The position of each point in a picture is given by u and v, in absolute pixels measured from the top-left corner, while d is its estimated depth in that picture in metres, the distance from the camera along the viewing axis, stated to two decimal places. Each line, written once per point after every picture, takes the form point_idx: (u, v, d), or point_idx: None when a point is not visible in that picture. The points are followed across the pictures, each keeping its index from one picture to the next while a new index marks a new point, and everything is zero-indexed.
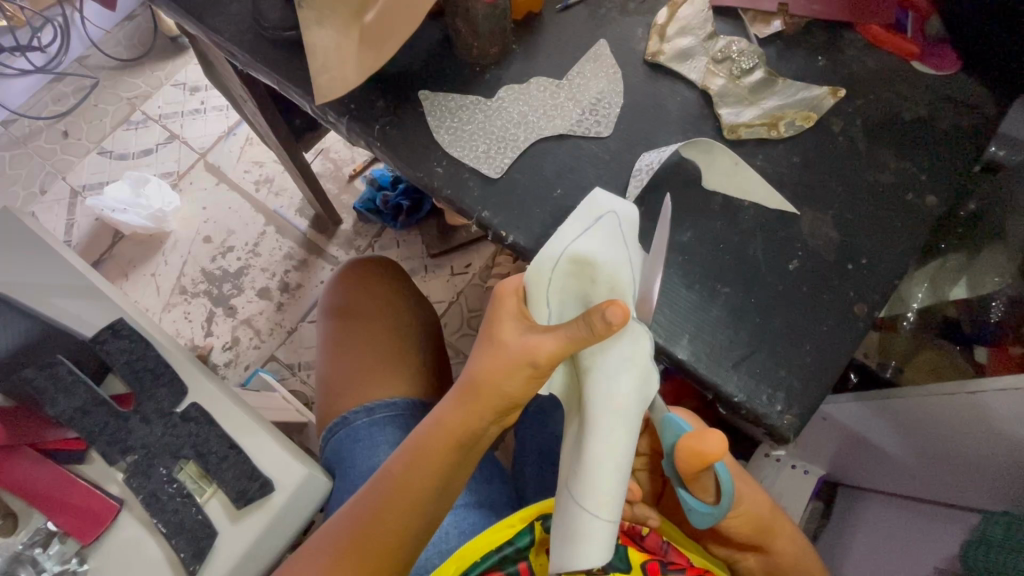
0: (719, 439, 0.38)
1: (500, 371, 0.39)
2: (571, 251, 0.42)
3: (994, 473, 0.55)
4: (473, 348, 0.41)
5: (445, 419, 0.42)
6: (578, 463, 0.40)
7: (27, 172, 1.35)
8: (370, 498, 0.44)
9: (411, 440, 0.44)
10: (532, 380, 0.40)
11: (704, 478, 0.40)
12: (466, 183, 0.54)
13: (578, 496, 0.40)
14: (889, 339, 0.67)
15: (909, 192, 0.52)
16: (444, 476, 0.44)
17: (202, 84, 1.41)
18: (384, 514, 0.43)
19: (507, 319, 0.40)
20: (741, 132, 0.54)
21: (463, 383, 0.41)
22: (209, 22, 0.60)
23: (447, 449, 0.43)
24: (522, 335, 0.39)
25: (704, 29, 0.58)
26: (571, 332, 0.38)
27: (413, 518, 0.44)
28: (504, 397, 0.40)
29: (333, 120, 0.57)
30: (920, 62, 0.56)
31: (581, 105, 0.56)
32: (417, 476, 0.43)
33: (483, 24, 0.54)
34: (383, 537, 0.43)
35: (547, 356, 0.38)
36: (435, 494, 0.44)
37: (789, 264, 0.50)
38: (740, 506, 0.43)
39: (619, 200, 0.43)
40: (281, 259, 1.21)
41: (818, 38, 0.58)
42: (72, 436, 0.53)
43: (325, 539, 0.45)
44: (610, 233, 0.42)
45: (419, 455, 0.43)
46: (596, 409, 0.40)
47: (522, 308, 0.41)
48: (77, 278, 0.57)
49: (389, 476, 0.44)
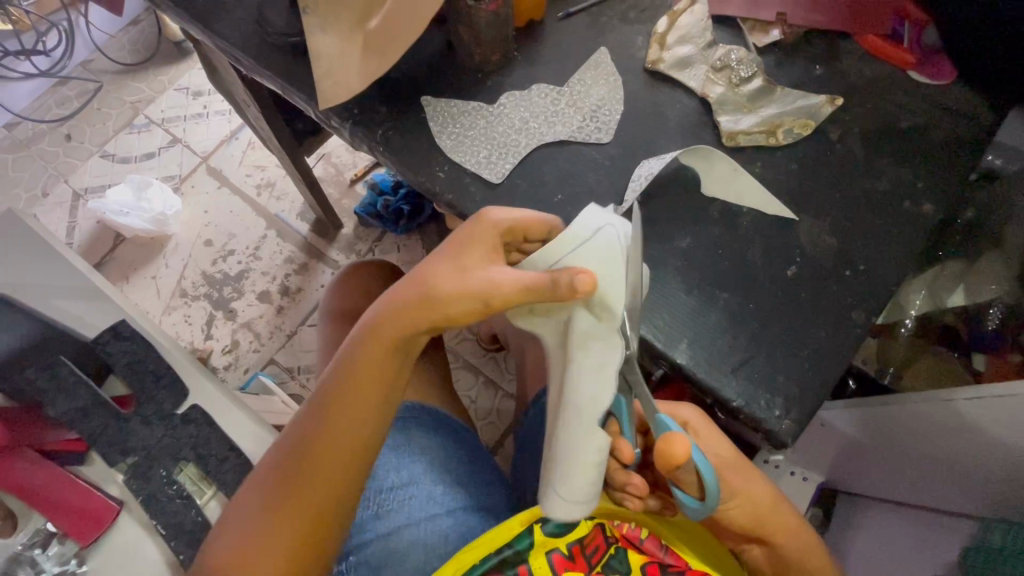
0: (685, 442, 0.37)
1: (452, 292, 0.41)
2: (567, 260, 0.43)
3: (992, 480, 0.55)
4: (430, 263, 0.44)
5: (383, 326, 0.44)
6: (566, 454, 0.41)
7: (30, 175, 1.36)
8: (314, 420, 0.47)
9: (348, 348, 0.46)
10: (476, 312, 0.41)
11: (684, 477, 0.40)
12: (468, 188, 0.54)
13: (564, 483, 0.41)
14: (888, 346, 0.67)
15: (906, 199, 0.52)
16: (377, 394, 0.46)
17: (205, 89, 1.42)
18: (322, 436, 0.45)
19: (475, 247, 0.42)
20: (740, 139, 0.54)
21: (411, 295, 0.43)
22: (214, 27, 0.61)
23: (382, 361, 0.45)
24: (483, 268, 0.41)
25: (703, 37, 0.59)
26: (532, 281, 0.39)
27: (350, 441, 0.46)
28: (446, 318, 0.42)
29: (337, 125, 0.58)
30: (916, 71, 0.57)
31: (582, 112, 0.56)
32: (353, 387, 0.46)
33: (486, 31, 0.54)
34: (313, 463, 0.45)
35: (503, 296, 0.40)
36: (370, 414, 0.46)
37: (787, 271, 0.50)
38: (733, 498, 0.45)
39: (618, 218, 0.44)
40: (281, 263, 1.22)
41: (816, 47, 0.59)
42: (73, 437, 0.53)
43: (272, 470, 0.47)
44: (606, 246, 0.43)
45: (359, 361, 0.46)
46: (589, 409, 0.40)
47: (494, 243, 0.43)
48: (80, 280, 0.57)
49: (330, 384, 0.47)
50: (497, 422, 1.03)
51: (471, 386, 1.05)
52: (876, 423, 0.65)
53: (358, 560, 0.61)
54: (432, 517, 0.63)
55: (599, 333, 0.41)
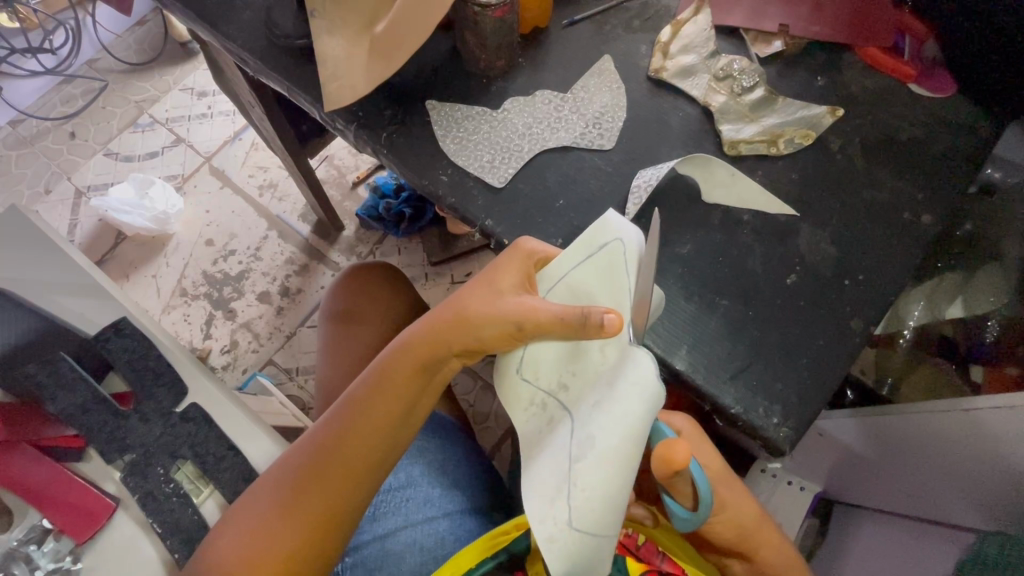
0: (686, 448, 0.37)
1: (484, 315, 0.44)
2: (568, 278, 0.43)
3: (990, 492, 0.55)
4: (469, 287, 0.47)
5: (416, 340, 0.47)
6: (582, 497, 0.35)
7: (33, 171, 1.36)
8: (333, 425, 0.48)
9: (382, 359, 0.49)
10: (508, 336, 0.43)
11: (680, 485, 0.40)
12: (471, 192, 0.54)
13: (585, 534, 0.35)
14: (886, 356, 0.69)
15: (905, 211, 0.53)
16: (404, 408, 0.48)
17: (210, 90, 1.43)
18: (346, 440, 0.48)
19: (510, 275, 0.45)
20: (742, 148, 0.55)
21: (448, 316, 0.46)
22: (222, 28, 0.61)
23: (408, 376, 0.48)
24: (517, 295, 0.43)
25: (706, 47, 0.59)
26: (564, 317, 0.39)
27: (374, 447, 0.48)
28: (479, 340, 0.44)
29: (341, 127, 0.58)
30: (917, 84, 0.57)
31: (585, 118, 0.57)
32: (380, 398, 0.48)
33: (491, 37, 0.55)
34: (334, 466, 0.47)
35: (533, 322, 0.41)
36: (395, 424, 0.48)
37: (786, 279, 0.51)
38: (722, 512, 0.45)
39: (628, 230, 0.42)
40: (282, 263, 1.22)
41: (818, 59, 0.59)
42: (70, 433, 0.53)
43: (282, 473, 0.48)
44: (610, 262, 0.42)
45: (386, 374, 0.48)
46: (604, 442, 0.36)
47: (526, 271, 0.45)
48: (84, 277, 0.58)
49: (356, 394, 0.49)
50: (494, 426, 1.03)
51: (470, 390, 1.05)
52: (879, 434, 0.65)
53: (354, 560, 0.61)
54: (429, 520, 0.62)
55: (605, 358, 0.40)
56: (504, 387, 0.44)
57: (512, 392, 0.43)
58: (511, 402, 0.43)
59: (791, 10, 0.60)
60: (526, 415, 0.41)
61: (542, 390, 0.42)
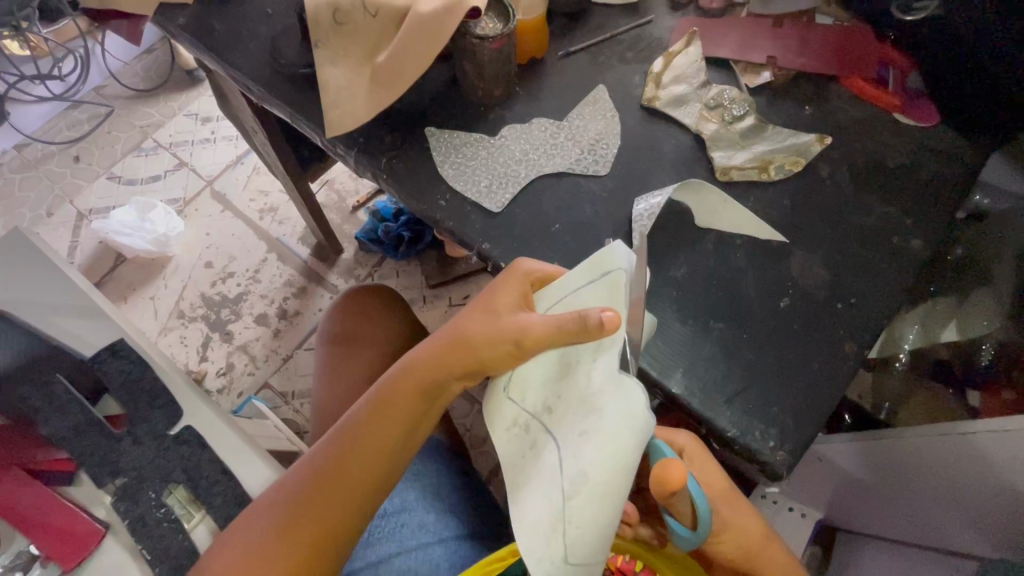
0: (682, 468, 0.37)
1: (487, 336, 0.44)
2: (567, 300, 0.43)
3: (993, 520, 0.55)
4: (470, 309, 0.47)
5: (419, 363, 0.48)
6: (576, 534, 0.36)
7: (36, 195, 1.38)
8: (335, 447, 0.48)
9: (383, 383, 0.49)
10: (510, 357, 0.43)
11: (679, 505, 0.40)
12: (469, 216, 0.55)
13: (579, 570, 0.35)
14: (882, 379, 0.71)
15: (895, 235, 0.54)
16: (407, 430, 0.48)
17: (214, 115, 1.45)
18: (345, 464, 0.47)
19: (510, 295, 0.45)
20: (733, 174, 0.56)
21: (450, 338, 0.47)
22: (228, 57, 0.63)
23: (411, 399, 0.48)
24: (517, 315, 0.44)
25: (697, 77, 0.61)
26: (563, 323, 0.40)
27: (374, 471, 0.48)
28: (481, 361, 0.45)
29: (342, 152, 0.59)
30: (902, 114, 0.59)
31: (580, 146, 0.58)
32: (382, 421, 0.48)
33: (489, 67, 0.57)
34: (336, 488, 0.47)
35: (533, 338, 0.42)
36: (395, 447, 0.48)
37: (779, 302, 0.51)
38: (725, 532, 0.45)
39: (629, 257, 0.40)
40: (280, 286, 1.23)
41: (806, 89, 0.61)
42: (63, 457, 0.53)
43: (282, 496, 0.47)
44: (609, 291, 0.40)
45: (388, 397, 0.48)
46: (595, 478, 0.35)
47: (525, 291, 0.46)
48: (83, 299, 0.59)
49: (358, 416, 0.49)
50: (491, 451, 1.02)
51: (467, 414, 1.04)
52: (880, 460, 0.65)
53: None
54: (424, 546, 0.61)
55: (590, 382, 0.39)
56: (491, 406, 0.44)
57: (498, 411, 0.43)
58: (497, 423, 0.43)
59: (778, 43, 0.62)
60: (508, 435, 0.42)
61: (526, 411, 0.41)
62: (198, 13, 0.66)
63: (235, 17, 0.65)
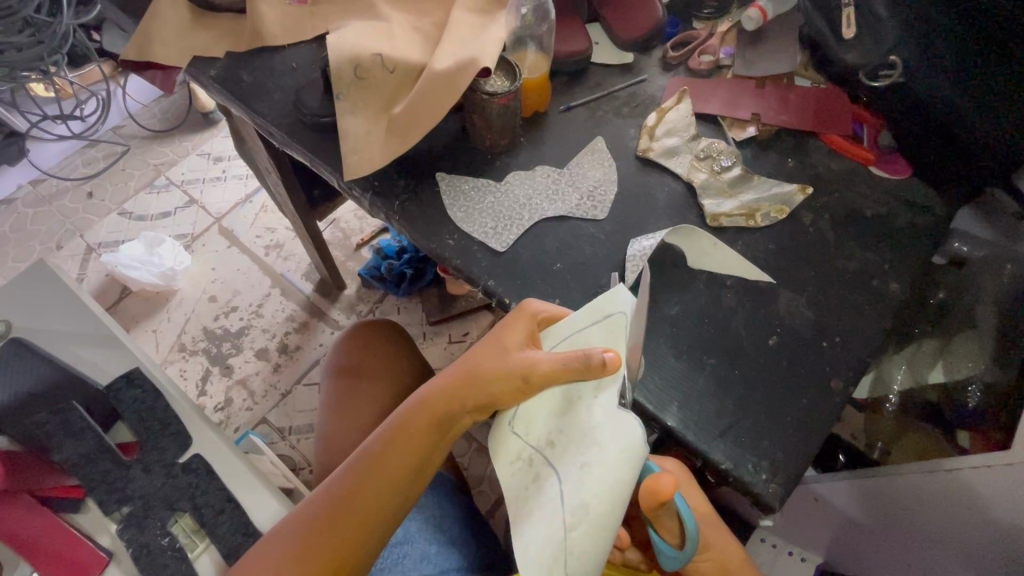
0: (671, 479, 0.39)
1: (496, 371, 0.46)
2: (571, 337, 0.46)
3: (990, 557, 0.55)
4: (481, 345, 0.50)
5: (433, 396, 0.50)
6: (577, 564, 0.38)
7: (47, 229, 1.42)
8: (350, 477, 0.50)
9: (397, 415, 0.51)
10: (518, 391, 0.45)
11: (665, 520, 0.42)
12: (475, 254, 0.59)
13: None
14: (875, 419, 0.75)
15: (875, 279, 0.57)
16: (419, 461, 0.50)
17: (226, 155, 1.52)
18: (359, 493, 0.49)
19: (518, 333, 0.48)
20: (722, 220, 0.60)
21: (461, 372, 0.49)
22: (255, 106, 0.68)
23: (424, 431, 0.49)
24: (525, 351, 0.46)
25: (688, 131, 0.66)
26: (568, 360, 0.42)
27: (385, 501, 0.49)
28: (491, 394, 0.47)
29: (357, 194, 0.63)
30: (876, 167, 0.64)
31: (580, 191, 0.62)
32: (396, 452, 0.49)
33: (496, 120, 0.61)
34: (350, 517, 0.48)
35: (540, 373, 0.44)
36: (408, 478, 0.50)
37: (768, 340, 0.54)
38: (707, 552, 0.46)
39: (631, 302, 0.43)
40: (282, 321, 1.25)
41: (787, 143, 0.66)
42: (72, 484, 0.53)
43: (296, 525, 0.49)
44: (611, 330, 0.43)
45: (402, 429, 0.50)
46: (598, 510, 0.38)
47: (532, 329, 0.49)
48: (101, 328, 0.61)
49: (372, 447, 0.50)
50: (488, 490, 1.02)
51: (465, 452, 1.05)
52: (873, 497, 0.66)
53: None
54: None
55: (591, 417, 0.41)
56: (497, 438, 0.46)
57: (503, 443, 0.45)
58: (500, 455, 0.45)
59: (762, 101, 0.68)
60: (512, 468, 0.43)
61: (530, 445, 0.43)
62: (227, 65, 0.71)
63: (261, 70, 0.70)
